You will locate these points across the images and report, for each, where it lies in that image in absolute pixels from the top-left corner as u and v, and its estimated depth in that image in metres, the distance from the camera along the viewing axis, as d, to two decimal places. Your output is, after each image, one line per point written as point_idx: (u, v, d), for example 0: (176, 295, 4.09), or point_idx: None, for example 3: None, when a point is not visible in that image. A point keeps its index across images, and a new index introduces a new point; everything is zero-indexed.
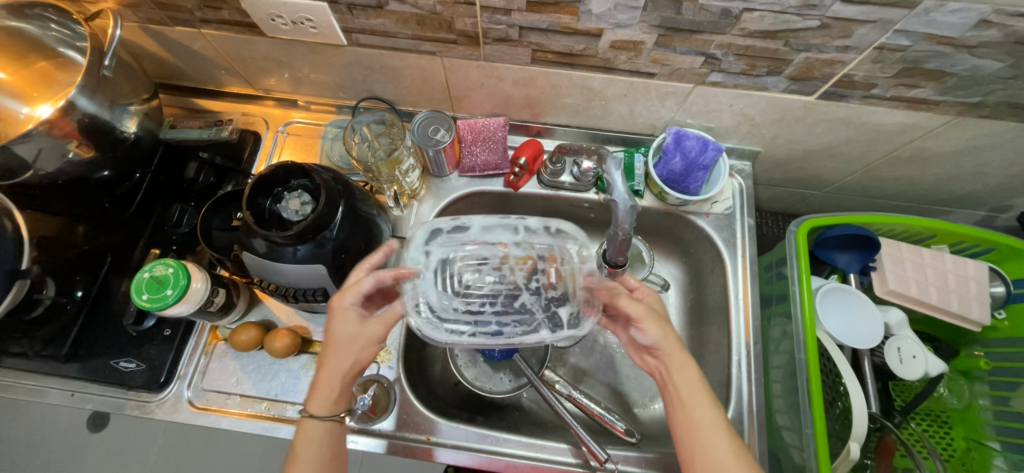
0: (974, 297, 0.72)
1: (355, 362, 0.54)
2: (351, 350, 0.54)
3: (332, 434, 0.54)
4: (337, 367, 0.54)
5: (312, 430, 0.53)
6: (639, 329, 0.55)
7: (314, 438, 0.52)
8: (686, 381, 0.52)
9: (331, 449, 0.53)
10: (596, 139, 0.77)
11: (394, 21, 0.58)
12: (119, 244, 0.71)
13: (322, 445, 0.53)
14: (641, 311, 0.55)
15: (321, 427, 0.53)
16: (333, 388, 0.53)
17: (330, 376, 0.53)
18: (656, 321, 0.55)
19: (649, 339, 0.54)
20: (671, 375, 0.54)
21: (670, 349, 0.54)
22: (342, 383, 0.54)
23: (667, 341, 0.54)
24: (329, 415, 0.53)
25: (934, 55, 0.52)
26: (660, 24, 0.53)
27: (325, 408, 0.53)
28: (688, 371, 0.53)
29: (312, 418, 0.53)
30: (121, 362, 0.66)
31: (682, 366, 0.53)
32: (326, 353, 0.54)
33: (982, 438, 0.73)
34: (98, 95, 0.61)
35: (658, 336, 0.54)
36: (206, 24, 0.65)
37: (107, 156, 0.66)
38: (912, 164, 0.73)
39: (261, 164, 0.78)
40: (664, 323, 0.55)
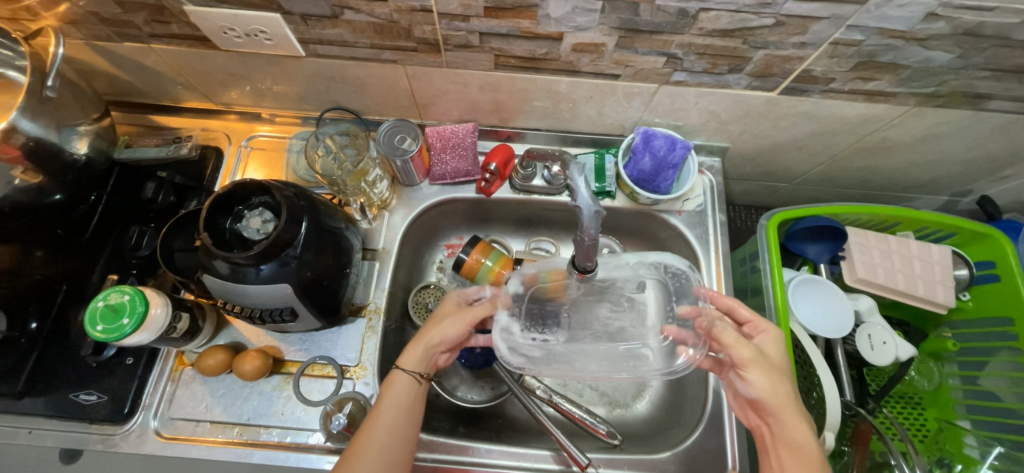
0: (939, 281, 0.74)
1: (444, 335, 0.59)
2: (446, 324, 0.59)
3: (412, 392, 0.57)
4: (431, 335, 0.59)
5: (400, 382, 0.57)
6: (744, 378, 0.54)
7: (398, 389, 0.57)
8: (793, 450, 0.50)
9: (408, 405, 0.56)
10: (566, 141, 0.77)
11: (352, 30, 0.57)
12: (76, 271, 0.67)
13: (402, 401, 0.56)
14: (747, 356, 0.54)
15: (407, 381, 0.57)
16: (423, 350, 0.59)
17: (423, 341, 0.59)
18: (763, 372, 0.53)
19: (754, 390, 0.53)
20: (776, 432, 0.52)
21: (775, 407, 0.52)
22: (432, 345, 0.59)
23: (773, 395, 0.52)
24: (414, 373, 0.58)
25: (887, 48, 0.53)
26: (620, 26, 0.52)
27: (413, 364, 0.58)
28: (800, 444, 0.50)
29: (398, 370, 0.58)
30: (81, 395, 0.63)
31: (791, 431, 0.51)
32: (429, 322, 0.61)
33: (953, 418, 0.75)
34: (42, 117, 0.58)
35: (767, 391, 0.53)
36: (156, 39, 0.63)
37: (56, 180, 0.63)
38: (875, 154, 0.74)
39: (224, 181, 0.76)
40: (774, 375, 0.53)
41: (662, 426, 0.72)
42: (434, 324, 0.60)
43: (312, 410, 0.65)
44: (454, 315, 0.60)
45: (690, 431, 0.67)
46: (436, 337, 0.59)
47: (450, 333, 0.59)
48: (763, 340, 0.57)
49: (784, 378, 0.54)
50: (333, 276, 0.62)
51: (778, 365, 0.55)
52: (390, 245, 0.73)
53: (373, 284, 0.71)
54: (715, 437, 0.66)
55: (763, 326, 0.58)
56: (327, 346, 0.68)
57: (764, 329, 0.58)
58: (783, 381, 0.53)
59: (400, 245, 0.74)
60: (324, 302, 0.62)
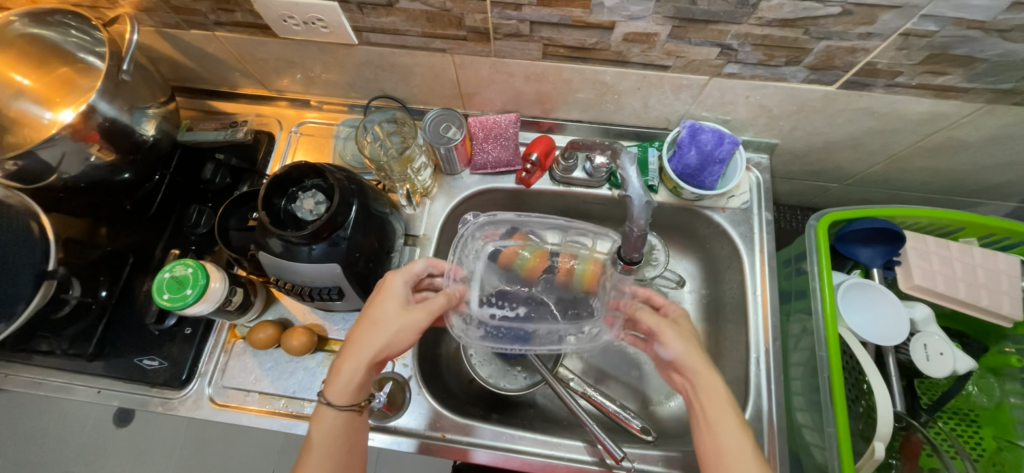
0: (1005, 292, 0.69)
1: (386, 348, 0.55)
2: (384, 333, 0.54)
3: (349, 424, 0.53)
4: (371, 353, 0.54)
5: (330, 416, 0.52)
6: (661, 342, 0.55)
7: (329, 426, 0.52)
8: (711, 399, 0.50)
9: (346, 441, 0.52)
10: (608, 134, 0.76)
11: (404, 19, 0.58)
12: (142, 244, 0.72)
13: (337, 437, 0.52)
14: (658, 324, 0.56)
15: (334, 415, 0.52)
16: (359, 374, 0.53)
17: (353, 359, 0.53)
18: (676, 334, 0.55)
19: (672, 351, 0.54)
20: (697, 393, 0.51)
21: (692, 366, 0.52)
22: (371, 364, 0.54)
23: (689, 355, 0.53)
24: (343, 405, 0.52)
25: (963, 39, 0.50)
26: (674, 15, 0.52)
27: (343, 397, 0.52)
28: (716, 389, 0.50)
29: (329, 406, 0.52)
30: (144, 360, 0.68)
31: (710, 384, 0.51)
32: (359, 332, 0.55)
33: (1013, 438, 0.71)
34: (117, 99, 0.63)
35: (682, 350, 0.54)
36: (219, 27, 0.66)
37: (127, 159, 0.68)
38: (940, 154, 0.70)
39: (276, 165, 0.79)
40: (686, 336, 0.55)
41: None
42: (370, 333, 0.54)
43: None
44: (394, 322, 0.55)
45: None
46: (376, 352, 0.54)
47: (399, 345, 0.56)
48: (676, 308, 0.60)
49: (695, 338, 0.55)
50: (377, 259, 0.64)
51: (690, 329, 0.57)
52: (430, 232, 0.75)
53: None
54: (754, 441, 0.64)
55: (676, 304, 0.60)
56: None
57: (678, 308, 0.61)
58: (693, 340, 0.55)
59: (440, 232, 0.75)
60: (369, 284, 0.64)
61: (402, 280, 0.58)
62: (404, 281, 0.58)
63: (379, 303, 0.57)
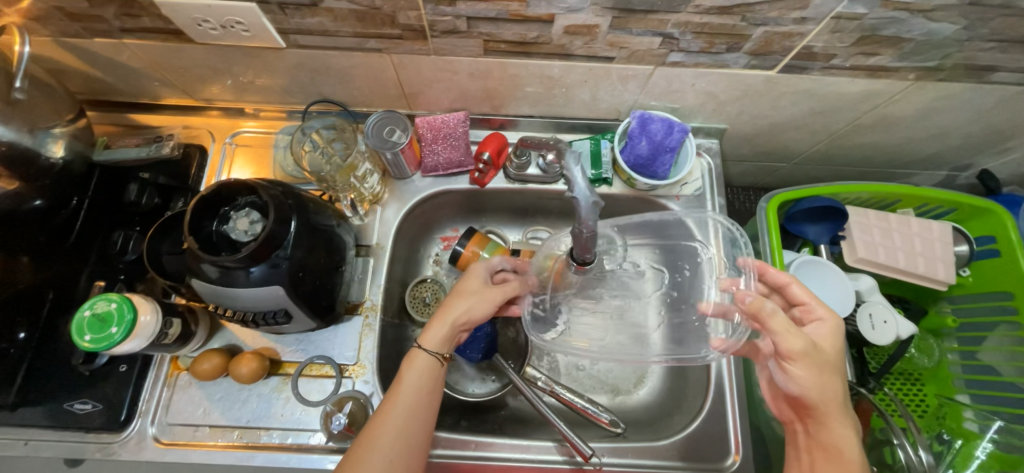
0: (939, 258, 0.73)
1: (469, 312, 0.59)
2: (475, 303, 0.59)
3: (434, 371, 0.56)
4: (455, 316, 0.58)
5: (422, 362, 0.55)
6: (790, 375, 0.53)
7: (418, 369, 0.55)
8: (829, 457, 0.52)
9: (429, 387, 0.55)
10: (560, 127, 0.75)
11: (332, 18, 0.54)
12: (62, 278, 0.66)
13: (424, 378, 0.55)
14: (798, 349, 0.52)
15: (427, 361, 0.56)
16: (448, 331, 0.57)
17: (446, 320, 0.57)
18: (815, 371, 0.53)
19: (800, 386, 0.53)
20: (819, 439, 0.54)
21: (823, 411, 0.53)
22: (457, 325, 0.58)
23: (820, 397, 0.52)
24: (437, 353, 0.56)
25: (890, 21, 0.51)
26: (613, 6, 0.50)
27: (436, 344, 0.56)
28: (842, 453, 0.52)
29: (420, 349, 0.56)
30: (75, 404, 0.62)
31: (835, 441, 0.52)
32: (450, 299, 0.60)
33: (952, 393, 0.75)
34: (14, 120, 0.56)
35: (816, 393, 0.53)
36: (127, 34, 0.60)
37: (34, 186, 0.61)
38: (876, 130, 0.73)
39: (210, 180, 0.74)
40: (824, 376, 0.52)
41: (664, 412, 0.72)
42: (459, 301, 0.59)
43: (311, 410, 0.64)
44: (479, 294, 0.60)
45: (695, 414, 0.67)
46: (462, 314, 0.59)
47: (478, 312, 0.59)
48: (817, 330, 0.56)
49: (835, 376, 0.53)
50: (325, 275, 0.60)
51: (831, 362, 0.54)
52: (384, 241, 0.72)
53: (368, 281, 0.70)
54: (716, 420, 0.66)
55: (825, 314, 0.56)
56: (324, 345, 0.67)
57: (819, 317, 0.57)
58: (832, 378, 0.53)
59: (394, 240, 0.72)
60: (318, 302, 0.61)
61: (484, 268, 0.64)
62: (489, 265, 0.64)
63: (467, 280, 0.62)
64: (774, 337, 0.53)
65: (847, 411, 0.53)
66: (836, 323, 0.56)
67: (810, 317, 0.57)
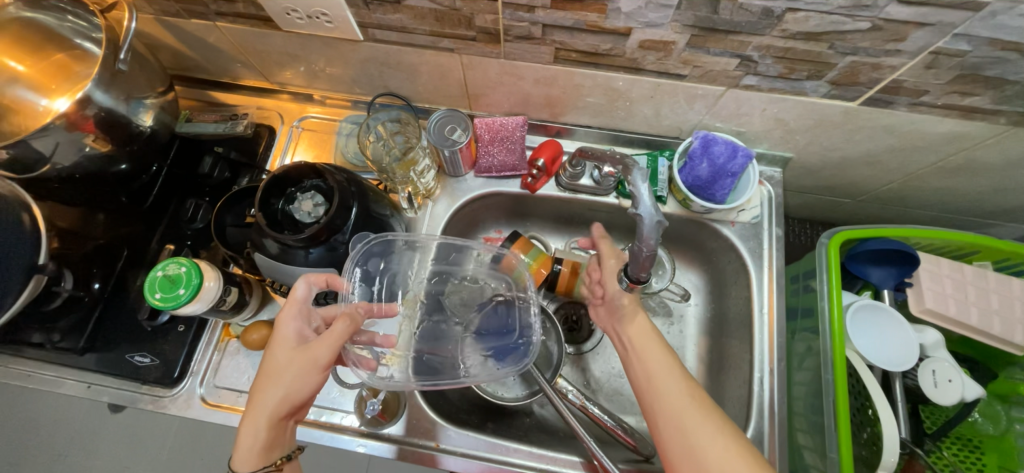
0: (1019, 320, 0.67)
1: (290, 399, 0.49)
2: (282, 379, 0.49)
3: None
4: (269, 409, 0.48)
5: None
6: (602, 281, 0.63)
7: None
8: (638, 328, 0.57)
9: None
10: (617, 140, 0.74)
11: (411, 16, 0.56)
12: (136, 236, 0.71)
13: None
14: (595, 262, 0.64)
15: None
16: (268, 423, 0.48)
17: (261, 413, 0.48)
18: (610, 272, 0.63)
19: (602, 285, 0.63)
20: (625, 330, 0.58)
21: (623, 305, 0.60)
22: (277, 417, 0.49)
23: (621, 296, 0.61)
24: (260, 469, 0.47)
25: (996, 61, 0.47)
26: (694, 24, 0.49)
27: (251, 462, 0.47)
28: (641, 324, 0.57)
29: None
30: (136, 356, 0.67)
31: (636, 322, 0.58)
32: (256, 391, 0.49)
33: (1015, 468, 0.69)
34: (114, 88, 0.60)
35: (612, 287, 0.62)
36: (220, 17, 0.64)
37: (122, 150, 0.65)
38: (959, 175, 0.68)
39: (275, 161, 0.77)
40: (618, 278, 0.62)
41: None
42: (264, 387, 0.49)
43: (348, 392, 0.66)
44: (291, 364, 0.50)
45: None
46: (276, 403, 0.49)
47: (299, 393, 0.49)
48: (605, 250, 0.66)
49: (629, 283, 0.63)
50: None
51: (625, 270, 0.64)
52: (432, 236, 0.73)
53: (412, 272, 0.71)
54: None
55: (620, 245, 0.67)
56: None
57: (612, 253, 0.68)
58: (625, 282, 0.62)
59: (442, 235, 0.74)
60: None
61: (292, 320, 0.52)
62: (297, 324, 0.53)
63: (272, 349, 0.51)
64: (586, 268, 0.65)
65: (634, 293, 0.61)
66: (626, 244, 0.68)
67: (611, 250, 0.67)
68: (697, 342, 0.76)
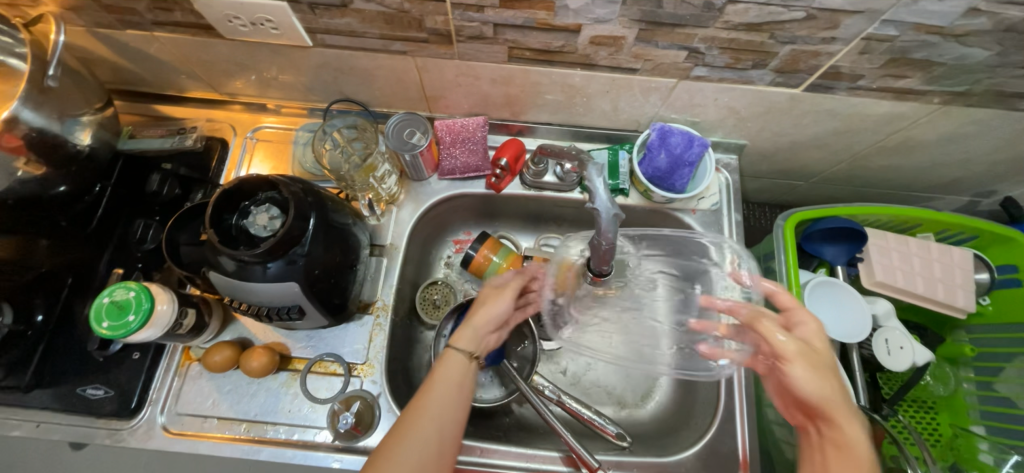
0: (960, 285, 0.72)
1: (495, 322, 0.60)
2: (494, 302, 0.60)
3: (466, 372, 0.56)
4: (478, 317, 0.59)
5: (455, 359, 0.56)
6: (790, 371, 0.52)
7: (449, 366, 0.55)
8: (846, 461, 0.49)
9: (458, 380, 0.54)
10: (579, 136, 0.75)
11: (360, 20, 0.55)
12: (82, 263, 0.66)
13: (456, 375, 0.55)
14: (791, 350, 0.52)
15: (458, 359, 0.56)
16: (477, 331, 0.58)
17: (475, 320, 0.59)
18: (810, 366, 0.51)
19: (798, 386, 0.51)
20: (827, 452, 0.50)
21: (835, 416, 0.50)
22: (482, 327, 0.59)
23: (832, 404, 0.50)
24: (467, 353, 0.56)
25: (921, 44, 0.50)
26: (641, 19, 0.50)
27: (463, 342, 0.57)
28: (856, 454, 0.49)
29: (451, 348, 0.56)
30: (88, 389, 0.63)
31: (849, 441, 0.49)
32: (476, 303, 0.61)
33: (966, 423, 0.74)
34: (44, 107, 0.57)
35: (820, 392, 0.50)
36: (158, 27, 0.61)
37: (60, 172, 0.62)
38: (900, 152, 0.71)
39: (229, 174, 0.74)
40: (822, 373, 0.51)
41: (671, 428, 0.71)
42: (478, 309, 0.60)
43: (319, 407, 0.64)
44: (506, 295, 0.61)
45: (703, 432, 0.66)
46: (490, 316, 0.60)
47: (496, 312, 0.60)
48: (805, 331, 0.55)
49: (833, 378, 0.52)
50: (339, 273, 0.61)
51: (827, 362, 0.52)
52: (398, 241, 0.72)
53: (380, 280, 0.70)
54: (726, 440, 0.65)
55: (806, 315, 0.56)
56: (335, 343, 0.67)
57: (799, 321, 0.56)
58: (832, 378, 0.51)
59: (408, 241, 0.73)
60: (331, 300, 0.61)
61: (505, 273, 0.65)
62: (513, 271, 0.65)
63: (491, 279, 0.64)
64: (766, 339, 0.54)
65: (850, 406, 0.51)
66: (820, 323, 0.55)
67: (795, 320, 0.56)
68: None
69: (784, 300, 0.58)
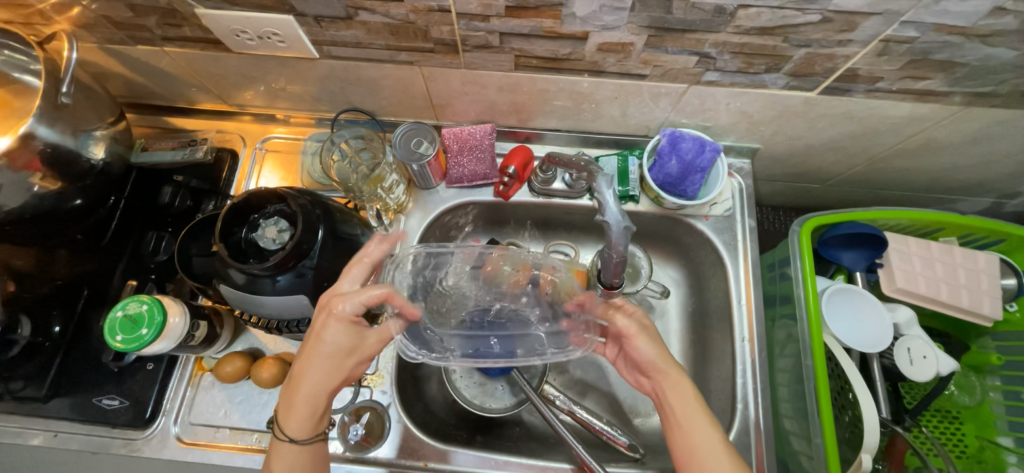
0: (985, 292, 0.69)
1: (322, 388, 0.54)
2: (314, 372, 0.53)
3: (306, 452, 0.53)
4: (309, 397, 0.53)
5: (285, 451, 0.52)
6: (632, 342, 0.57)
7: (285, 461, 0.52)
8: (680, 397, 0.52)
9: (306, 463, 0.53)
10: (587, 142, 0.74)
11: (366, 31, 0.55)
12: (96, 274, 0.67)
13: (296, 463, 0.52)
14: (632, 328, 0.58)
15: (289, 448, 0.53)
16: (307, 409, 0.53)
17: (300, 399, 0.53)
18: (646, 336, 0.57)
19: (640, 353, 0.56)
20: (666, 396, 0.53)
21: (666, 365, 0.55)
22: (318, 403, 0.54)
23: (659, 356, 0.56)
24: (303, 439, 0.53)
25: (944, 45, 0.48)
26: (650, 25, 0.49)
27: (294, 430, 0.52)
28: (684, 388, 0.53)
29: (283, 441, 0.52)
30: (103, 399, 0.64)
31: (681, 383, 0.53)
32: (297, 366, 0.54)
33: (993, 435, 0.71)
34: (59, 123, 0.58)
35: (653, 352, 0.56)
36: (168, 42, 0.62)
37: (75, 186, 0.63)
38: (920, 154, 0.69)
39: (240, 184, 0.75)
40: (653, 338, 0.57)
41: None
42: (307, 368, 0.54)
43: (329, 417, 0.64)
44: (336, 352, 0.54)
45: None
46: (314, 388, 0.53)
47: (320, 383, 0.54)
48: (624, 323, 0.58)
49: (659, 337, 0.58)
50: None
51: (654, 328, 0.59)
52: (406, 251, 0.72)
53: None
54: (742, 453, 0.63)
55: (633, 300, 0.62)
56: None
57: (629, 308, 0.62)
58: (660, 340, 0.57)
59: None
60: None
61: (335, 330, 0.54)
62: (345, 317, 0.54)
63: (321, 334, 0.54)
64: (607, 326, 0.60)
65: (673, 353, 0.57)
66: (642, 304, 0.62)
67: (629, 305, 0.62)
68: (678, 337, 0.76)
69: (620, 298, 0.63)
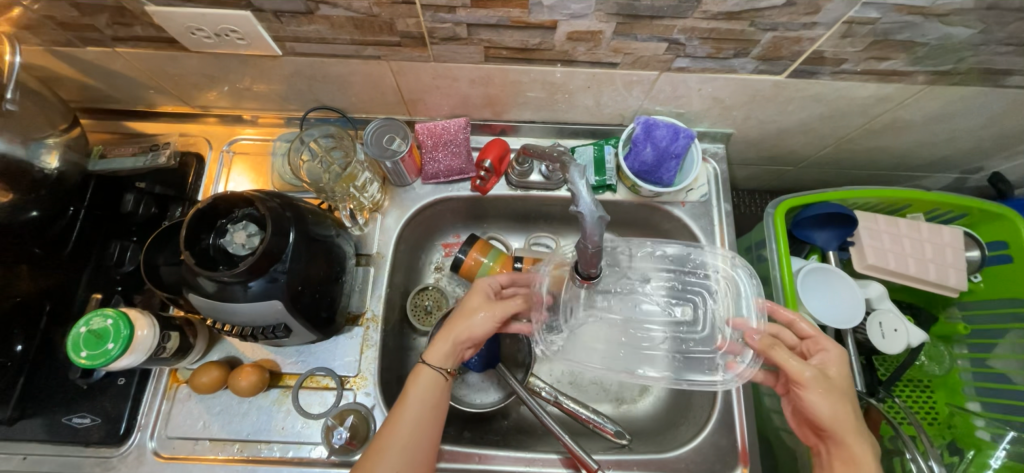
0: (951, 265, 0.72)
1: (472, 331, 0.56)
2: (474, 318, 0.56)
3: (439, 387, 0.55)
4: (459, 331, 0.56)
5: (424, 377, 0.55)
6: (805, 394, 0.52)
7: (423, 385, 0.55)
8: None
9: (434, 401, 0.54)
10: (563, 133, 0.73)
11: (329, 26, 0.53)
12: (57, 290, 0.64)
13: (429, 391, 0.55)
14: (806, 375, 0.52)
15: (432, 377, 0.55)
16: (453, 345, 0.56)
17: (450, 336, 0.56)
18: (824, 391, 0.51)
19: (811, 408, 0.51)
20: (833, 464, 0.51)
21: (840, 431, 0.50)
22: (460, 342, 0.56)
23: (838, 420, 0.50)
24: (442, 369, 0.55)
25: (904, 25, 0.49)
26: (618, 12, 0.49)
27: (438, 360, 0.55)
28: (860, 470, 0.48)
29: (425, 365, 0.55)
30: (73, 418, 0.62)
31: (856, 456, 0.49)
32: (455, 315, 0.58)
33: (962, 401, 0.74)
34: (6, 131, 0.55)
35: (830, 412, 0.50)
36: (120, 42, 0.59)
37: (29, 197, 0.60)
38: (886, 133, 0.71)
39: (207, 188, 0.73)
40: (834, 396, 0.51)
41: (670, 422, 0.70)
42: (459, 322, 0.57)
43: (312, 422, 0.63)
44: (483, 315, 0.57)
45: (701, 427, 0.66)
46: (463, 332, 0.56)
47: (479, 329, 0.56)
48: (796, 368, 0.52)
49: (845, 399, 0.51)
50: (324, 287, 0.60)
51: (841, 385, 0.52)
52: (384, 250, 0.71)
53: (369, 291, 0.69)
54: (725, 434, 0.64)
55: (825, 345, 0.55)
56: (325, 357, 0.66)
57: (823, 347, 0.55)
58: (844, 401, 0.51)
59: (395, 249, 0.71)
60: (317, 314, 0.60)
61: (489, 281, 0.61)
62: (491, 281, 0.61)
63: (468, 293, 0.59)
64: (782, 362, 0.53)
65: (863, 427, 0.51)
66: (840, 352, 0.54)
67: (814, 348, 0.56)
68: None
69: (803, 329, 0.58)
